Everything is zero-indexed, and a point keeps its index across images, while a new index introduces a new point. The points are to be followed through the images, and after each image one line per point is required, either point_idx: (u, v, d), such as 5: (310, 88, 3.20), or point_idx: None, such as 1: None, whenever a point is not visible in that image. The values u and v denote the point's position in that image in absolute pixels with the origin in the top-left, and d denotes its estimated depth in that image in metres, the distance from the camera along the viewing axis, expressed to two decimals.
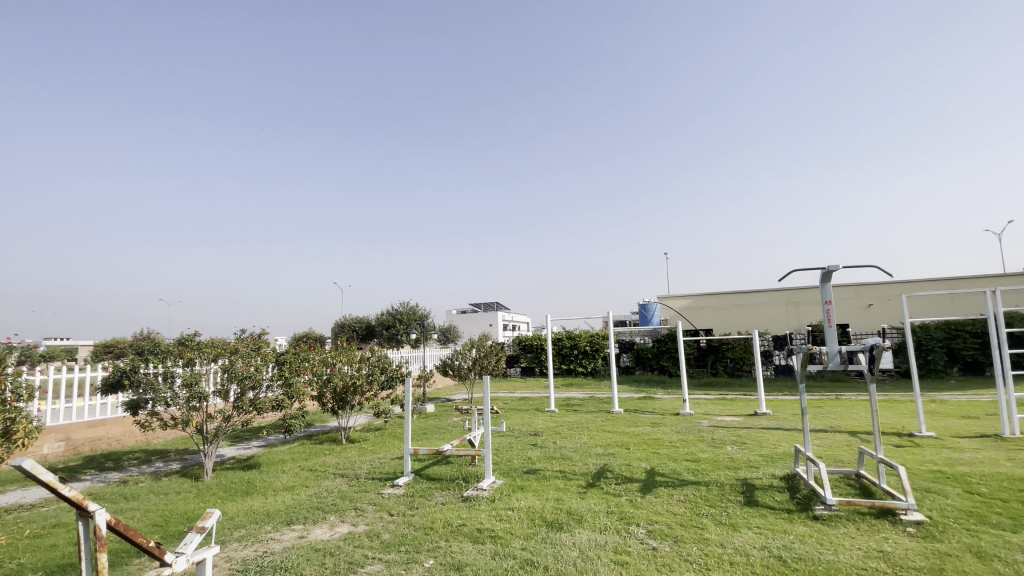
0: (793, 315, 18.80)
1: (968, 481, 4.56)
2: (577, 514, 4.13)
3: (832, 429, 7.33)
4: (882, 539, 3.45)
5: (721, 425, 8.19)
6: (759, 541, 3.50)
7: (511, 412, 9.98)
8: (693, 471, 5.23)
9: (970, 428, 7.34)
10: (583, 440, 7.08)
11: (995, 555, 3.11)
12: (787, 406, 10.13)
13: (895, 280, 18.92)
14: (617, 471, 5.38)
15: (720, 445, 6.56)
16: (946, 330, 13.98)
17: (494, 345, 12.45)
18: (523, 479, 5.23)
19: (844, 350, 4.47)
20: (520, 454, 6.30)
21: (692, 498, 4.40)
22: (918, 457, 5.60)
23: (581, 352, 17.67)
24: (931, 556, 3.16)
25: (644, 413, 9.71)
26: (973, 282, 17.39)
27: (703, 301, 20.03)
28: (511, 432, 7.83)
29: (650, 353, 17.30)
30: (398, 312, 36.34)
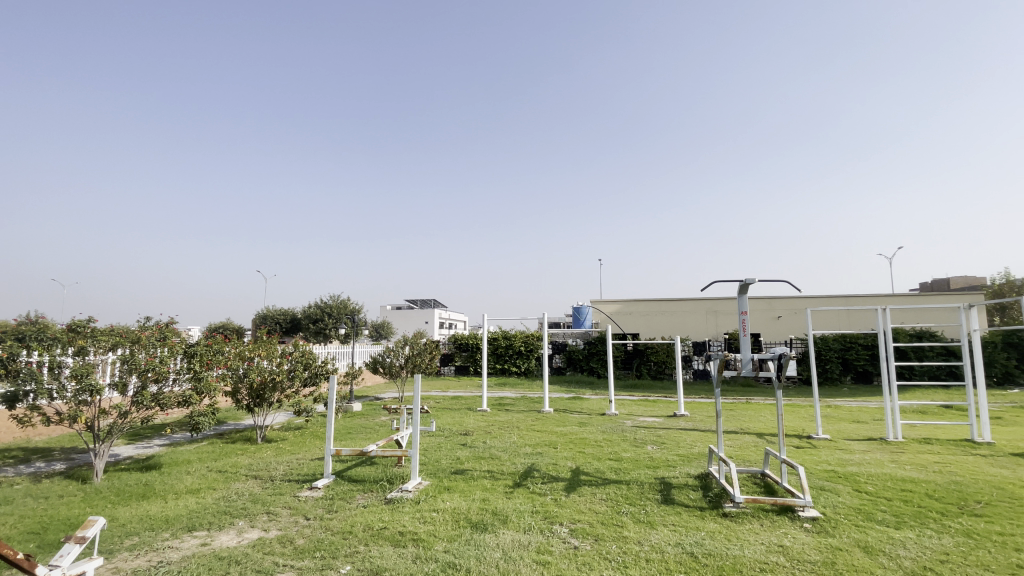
0: (713, 323, 20.03)
1: (857, 481, 5.05)
2: (503, 514, 4.12)
3: (743, 431, 7.87)
4: (782, 534, 3.73)
5: (644, 425, 8.54)
6: (674, 538, 3.66)
7: (442, 412, 9.83)
8: (616, 470, 5.40)
9: (858, 431, 8.16)
10: (513, 439, 7.11)
11: (879, 550, 3.45)
12: (704, 409, 10.77)
13: (802, 295, 20.71)
14: (545, 470, 5.43)
15: (642, 445, 6.83)
16: (843, 342, 15.48)
17: (428, 343, 12.17)
18: (450, 479, 5.15)
19: (755, 358, 4.77)
20: (448, 454, 6.21)
21: (613, 497, 4.53)
22: (815, 458, 6.14)
23: (515, 352, 17.81)
24: (824, 550, 3.45)
25: (572, 413, 9.95)
26: (866, 300, 19.40)
27: (632, 306, 20.85)
28: (440, 431, 7.71)
29: (581, 354, 17.77)
30: (328, 305, 34.77)
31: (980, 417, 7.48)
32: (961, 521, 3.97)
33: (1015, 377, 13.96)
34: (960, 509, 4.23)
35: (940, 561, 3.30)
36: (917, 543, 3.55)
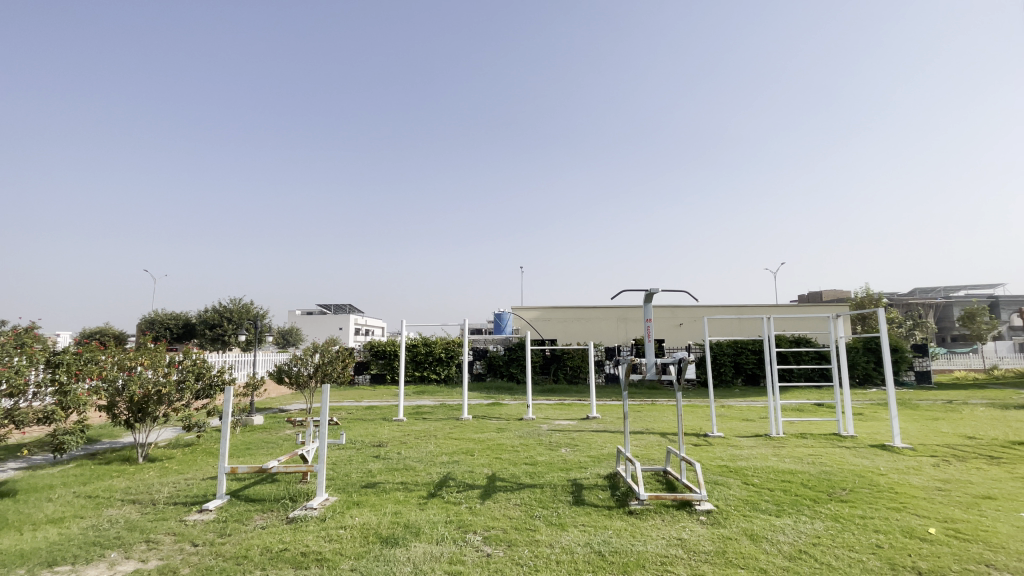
0: (625, 330, 21.11)
1: (745, 474, 5.55)
2: (415, 527, 4.01)
3: (648, 431, 8.35)
4: (681, 527, 3.99)
5: (558, 428, 8.78)
6: (583, 539, 3.78)
7: (354, 422, 9.42)
8: (530, 474, 5.48)
9: (747, 429, 8.99)
10: (429, 448, 6.97)
11: (763, 536, 3.80)
12: (614, 411, 11.30)
13: (701, 304, 22.50)
14: (460, 478, 5.38)
15: (556, 448, 6.99)
16: (735, 347, 17.02)
17: (341, 351, 11.61)
18: (361, 494, 4.92)
19: (659, 362, 5.09)
20: (360, 467, 5.95)
21: (527, 501, 4.58)
22: (710, 454, 6.66)
23: (435, 359, 17.53)
24: (716, 540, 3.74)
25: (491, 419, 9.99)
26: (755, 310, 21.46)
27: (551, 313, 21.38)
28: (352, 443, 7.38)
29: (501, 361, 17.90)
30: (228, 310, 31.93)
31: (845, 414, 8.53)
32: (830, 506, 4.50)
33: (872, 377, 16.15)
34: (829, 496, 4.79)
35: (813, 544, 3.70)
36: (794, 529, 3.96)
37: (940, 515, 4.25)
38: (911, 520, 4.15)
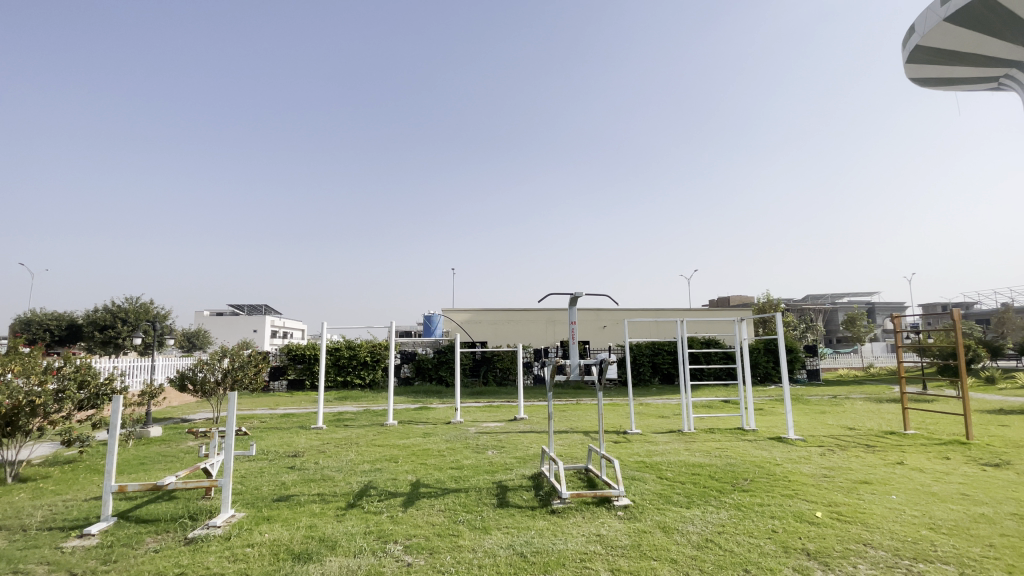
0: (552, 332, 21.58)
1: (660, 468, 5.86)
2: (331, 540, 3.82)
3: (572, 430, 8.57)
4: (600, 524, 4.12)
5: (485, 431, 8.79)
6: (506, 541, 3.79)
7: (268, 432, 8.84)
8: (456, 479, 5.41)
9: (663, 426, 9.52)
10: (350, 456, 6.70)
11: (675, 528, 4.03)
12: (540, 412, 11.49)
13: (623, 308, 23.50)
14: (382, 486, 5.20)
15: (482, 451, 6.97)
16: (653, 348, 17.98)
17: (254, 355, 10.83)
18: (272, 508, 4.61)
19: (582, 363, 5.25)
20: (272, 479, 5.58)
21: (450, 507, 4.51)
22: (629, 451, 6.96)
23: (359, 362, 16.89)
24: (633, 534, 3.90)
25: (417, 423, 9.79)
26: (671, 313, 22.81)
27: (480, 315, 21.37)
28: (265, 454, 6.92)
29: (429, 364, 17.57)
30: (122, 309, 28.72)
31: (747, 409, 9.29)
32: (734, 496, 4.85)
33: (771, 375, 17.73)
34: (734, 486, 5.17)
35: (719, 532, 3.97)
36: (702, 519, 4.23)
37: (827, 499, 4.73)
38: (802, 505, 4.58)
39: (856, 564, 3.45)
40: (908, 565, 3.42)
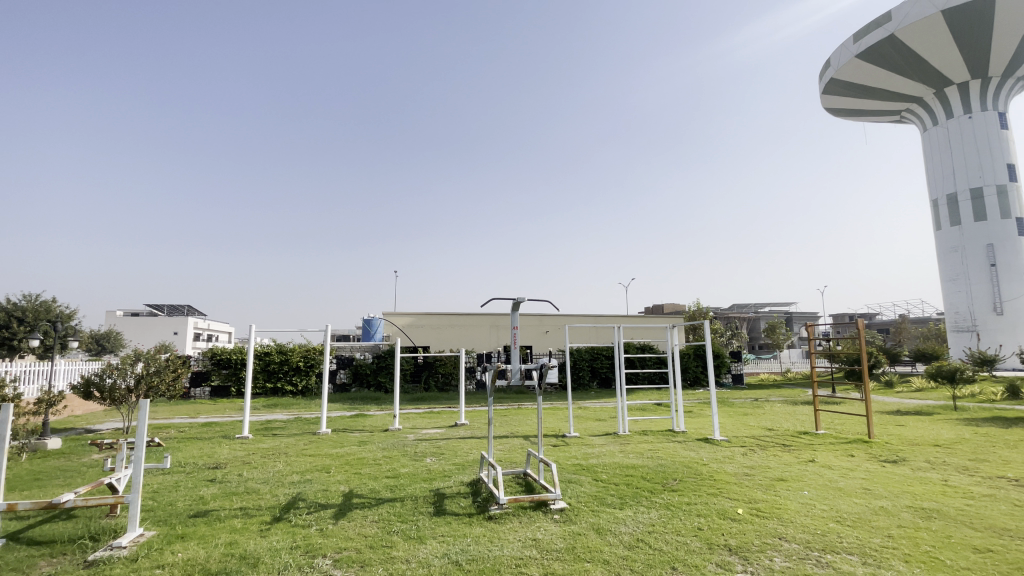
0: (496, 336, 21.62)
1: (596, 471, 5.99)
2: (253, 557, 3.59)
3: (512, 435, 8.59)
4: (536, 528, 4.15)
5: (424, 437, 8.63)
6: (441, 550, 3.72)
7: (187, 442, 8.21)
8: (391, 488, 5.26)
9: (600, 429, 9.75)
10: (278, 467, 6.34)
11: (607, 529, 4.12)
12: (480, 417, 11.43)
13: (564, 314, 23.94)
14: (311, 498, 4.97)
15: (420, 458, 6.84)
16: (592, 353, 18.48)
17: (173, 359, 10.03)
18: (187, 525, 4.27)
19: (523, 367, 5.29)
20: (189, 494, 5.18)
21: (385, 517, 4.38)
22: (567, 454, 7.07)
23: (292, 368, 16.08)
24: (567, 537, 3.95)
25: (352, 431, 9.45)
26: (610, 319, 23.53)
27: (423, 319, 21.02)
28: (182, 467, 6.41)
29: (368, 369, 17.03)
30: (18, 308, 25.75)
31: (679, 412, 9.72)
32: (664, 496, 5.05)
33: (700, 379, 18.71)
34: (664, 487, 5.39)
35: (649, 532, 4.11)
36: (634, 519, 4.37)
37: (747, 497, 5.03)
38: (725, 503, 4.84)
39: (772, 556, 3.69)
40: (817, 556, 3.71)
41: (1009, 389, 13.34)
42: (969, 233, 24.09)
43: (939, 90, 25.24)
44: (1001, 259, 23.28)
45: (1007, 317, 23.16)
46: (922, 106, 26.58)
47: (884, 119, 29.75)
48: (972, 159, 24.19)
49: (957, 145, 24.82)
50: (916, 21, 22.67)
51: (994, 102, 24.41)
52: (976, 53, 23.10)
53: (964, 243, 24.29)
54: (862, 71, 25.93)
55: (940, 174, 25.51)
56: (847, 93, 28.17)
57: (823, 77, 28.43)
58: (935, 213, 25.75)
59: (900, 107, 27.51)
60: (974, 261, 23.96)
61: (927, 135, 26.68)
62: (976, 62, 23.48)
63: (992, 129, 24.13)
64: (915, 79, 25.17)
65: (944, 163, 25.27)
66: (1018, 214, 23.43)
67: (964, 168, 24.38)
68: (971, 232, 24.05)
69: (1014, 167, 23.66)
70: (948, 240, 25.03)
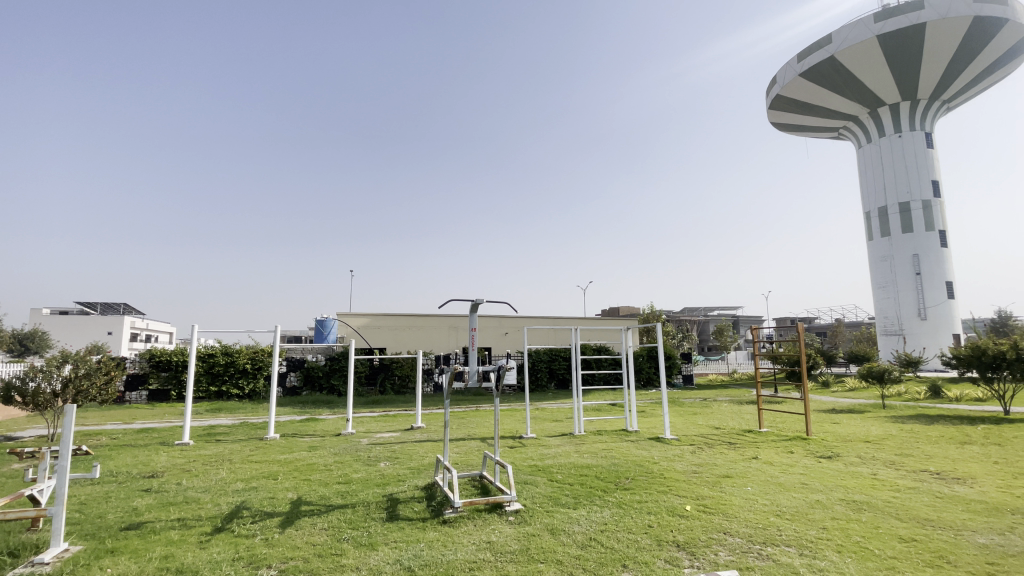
0: (454, 338, 21.47)
1: (551, 471, 6.05)
2: (190, 571, 3.40)
3: (468, 437, 8.54)
4: (490, 531, 4.14)
5: (378, 441, 8.46)
6: (392, 556, 3.65)
7: (121, 449, 7.70)
8: (343, 494, 5.12)
9: (556, 429, 9.86)
10: (221, 475, 6.04)
11: (561, 529, 4.17)
12: (437, 419, 11.32)
13: (523, 316, 24.07)
14: (257, 506, 4.76)
15: (373, 463, 6.69)
16: (550, 355, 18.68)
17: (105, 360, 9.37)
18: (119, 538, 4.00)
19: (480, 369, 5.29)
20: (121, 505, 4.85)
21: (335, 524, 4.25)
22: (523, 455, 7.11)
23: (238, 371, 15.37)
24: (522, 539, 3.96)
25: (303, 436, 9.14)
26: (567, 322, 23.85)
27: (379, 321, 20.61)
28: (114, 476, 6.00)
29: (320, 372, 16.50)
30: None
31: (632, 412, 9.96)
32: (616, 495, 5.16)
33: (653, 380, 19.27)
34: (616, 485, 5.51)
35: (602, 531, 4.19)
36: (588, 519, 4.44)
37: (695, 493, 5.22)
38: (675, 500, 5.00)
39: (717, 551, 3.84)
40: (759, 549, 3.88)
41: (931, 389, 14.46)
42: (898, 244, 25.94)
43: (873, 109, 27.07)
44: (925, 268, 25.22)
45: (929, 322, 25.09)
46: (858, 125, 28.45)
47: (823, 135, 31.71)
48: (901, 176, 26.10)
49: (887, 162, 26.72)
50: (853, 43, 24.36)
51: (921, 123, 26.38)
52: (906, 77, 24.99)
53: (893, 253, 26.13)
54: (804, 89, 27.55)
55: (872, 188, 27.37)
56: (791, 109, 29.82)
57: (769, 93, 30.02)
58: (868, 225, 27.56)
59: (838, 124, 29.38)
60: (902, 270, 25.82)
61: (861, 152, 28.52)
62: (905, 85, 25.37)
63: (919, 147, 26.10)
64: (852, 99, 26.93)
65: (876, 178, 27.12)
66: (940, 227, 25.45)
67: (894, 183, 26.26)
68: (899, 242, 25.91)
69: (938, 184, 25.66)
70: (879, 250, 26.84)
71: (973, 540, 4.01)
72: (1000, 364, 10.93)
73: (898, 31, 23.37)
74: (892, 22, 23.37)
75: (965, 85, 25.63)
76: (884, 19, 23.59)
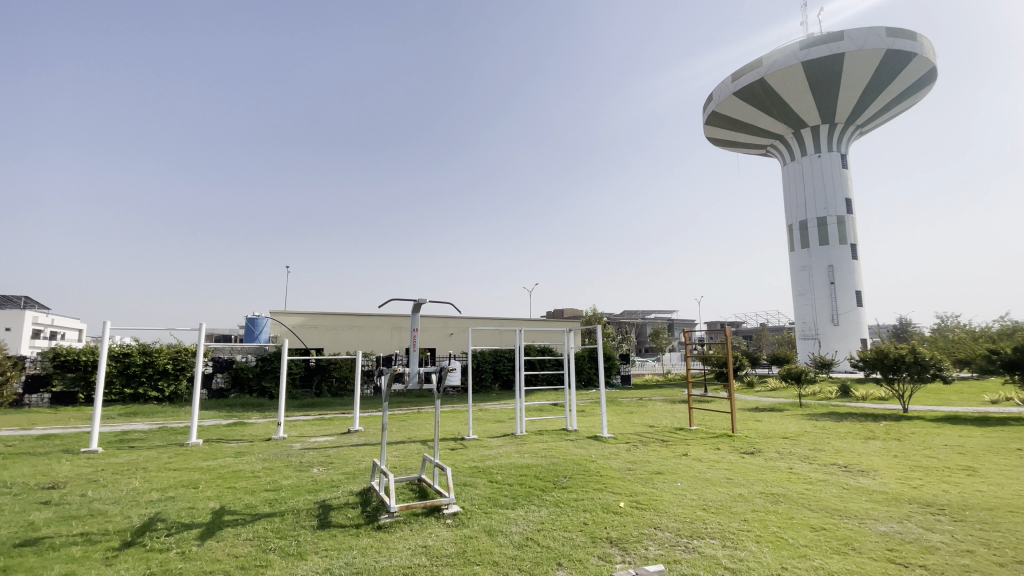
0: (397, 339, 21.01)
1: (491, 472, 6.05)
2: None
3: (407, 440, 8.38)
4: (427, 535, 4.08)
5: (312, 446, 8.13)
6: (323, 565, 3.52)
7: (14, 458, 6.92)
8: (270, 502, 4.87)
9: (497, 430, 9.89)
10: (133, 485, 5.57)
11: (498, 531, 4.18)
12: (375, 422, 11.01)
13: (468, 317, 23.94)
14: (174, 518, 4.44)
15: (306, 469, 6.41)
16: (495, 355, 18.73)
17: None
18: (9, 557, 3.59)
19: (421, 371, 5.21)
20: (15, 520, 4.36)
21: (261, 534, 4.04)
22: (464, 457, 7.07)
23: (157, 372, 14.25)
24: (458, 542, 3.94)
25: (229, 441, 8.63)
26: (512, 323, 24.00)
27: (317, 320, 19.84)
28: (6, 488, 5.39)
29: (250, 373, 15.63)
30: None
31: (572, 412, 10.17)
32: (554, 494, 5.25)
33: (593, 380, 19.80)
34: (555, 484, 5.60)
35: (538, 530, 4.24)
36: (525, 518, 4.48)
37: (629, 490, 5.40)
38: (609, 497, 5.16)
39: (648, 546, 3.99)
40: (686, 542, 4.08)
41: (842, 389, 15.80)
42: (816, 254, 28.11)
43: (797, 131, 29.23)
44: (838, 277, 27.49)
45: (841, 326, 27.36)
46: (783, 144, 30.61)
47: (753, 152, 33.87)
48: (820, 193, 28.34)
49: (808, 179, 28.93)
50: (782, 68, 26.28)
51: (838, 145, 28.71)
52: (826, 101, 27.16)
53: (812, 263, 28.30)
54: (737, 108, 29.35)
55: (794, 203, 29.50)
56: (725, 126, 31.65)
57: (706, 110, 31.73)
58: (791, 237, 29.67)
59: (766, 142, 31.47)
60: (819, 279, 28.02)
61: (785, 169, 30.66)
62: (825, 109, 27.60)
63: (836, 167, 28.44)
64: (779, 119, 28.92)
65: (799, 193, 29.27)
66: (852, 240, 27.84)
67: (814, 199, 28.46)
68: (817, 253, 28.08)
69: (851, 201, 28.05)
70: (799, 260, 28.96)
71: (875, 528, 4.41)
72: (900, 366, 12.09)
73: (820, 59, 25.39)
74: (815, 50, 25.44)
75: (875, 114, 28.23)
76: (808, 47, 25.65)
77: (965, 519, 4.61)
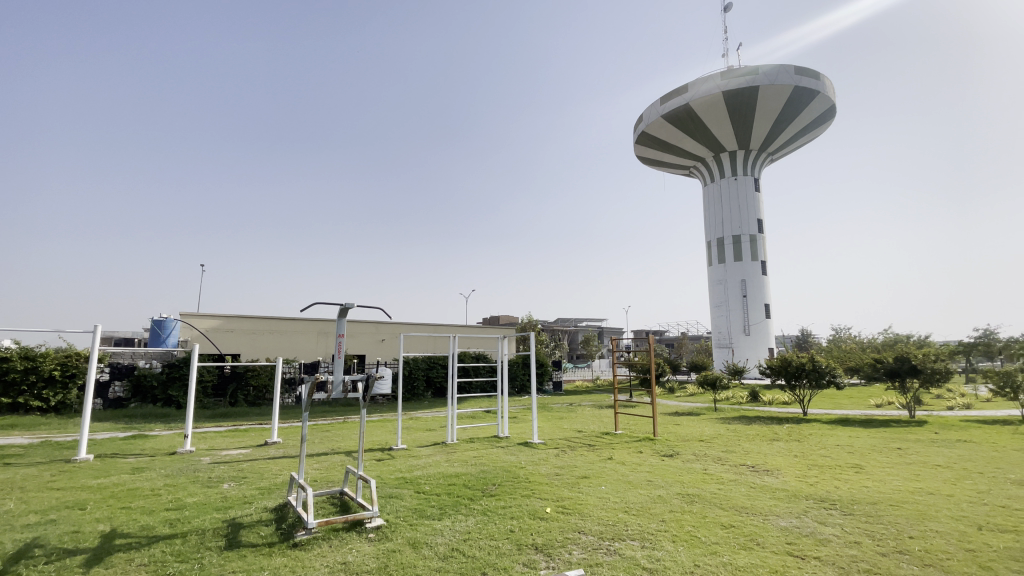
0: (323, 345, 20.15)
1: (419, 483, 5.92)
2: None
3: (330, 452, 8.01)
4: (347, 551, 3.92)
5: (223, 460, 7.55)
6: None
7: None
8: (172, 522, 4.46)
9: (427, 439, 9.72)
10: (5, 507, 4.89)
11: (423, 543, 4.10)
12: (297, 432, 10.43)
13: (400, 322, 23.44)
14: (54, 543, 3.94)
15: (215, 485, 5.94)
16: (428, 362, 18.45)
17: None
18: None
19: (347, 379, 5.00)
20: None
21: (159, 558, 3.69)
22: (391, 467, 6.86)
23: (41, 379, 12.67)
24: (380, 556, 3.81)
25: (125, 456, 7.81)
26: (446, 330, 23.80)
27: (233, 323, 18.57)
28: None
29: (154, 381, 14.31)
30: None
31: (503, 419, 10.20)
32: (482, 502, 5.23)
33: (526, 387, 20.04)
34: (482, 493, 5.58)
35: (464, 540, 4.21)
36: (451, 529, 4.43)
37: (556, 496, 5.49)
38: (536, 503, 5.22)
39: (571, 550, 4.08)
40: (608, 545, 4.21)
41: (752, 394, 17.08)
42: (731, 269, 30.26)
43: (717, 155, 31.41)
44: (750, 291, 29.74)
45: (752, 336, 29.59)
46: (704, 167, 32.76)
47: (678, 172, 35.95)
48: (736, 213, 30.60)
49: (726, 200, 31.14)
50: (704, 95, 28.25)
51: (751, 169, 31.20)
52: (742, 129, 29.44)
53: (727, 277, 30.41)
54: (665, 129, 31.11)
55: (713, 221, 31.58)
56: (653, 146, 33.40)
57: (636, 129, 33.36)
58: (710, 252, 31.73)
59: (689, 163, 33.52)
60: (733, 292, 30.15)
61: (705, 189, 32.81)
62: (741, 137, 29.93)
63: (750, 190, 30.84)
64: (701, 143, 30.96)
65: (717, 212, 31.40)
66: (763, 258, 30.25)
67: (731, 218, 30.66)
68: (733, 268, 30.23)
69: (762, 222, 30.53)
70: (717, 274, 31.03)
71: (777, 524, 4.80)
72: (801, 373, 13.24)
73: (737, 90, 27.53)
74: (733, 81, 27.62)
75: (783, 144, 30.98)
76: (727, 78, 27.79)
77: (852, 512, 5.13)
